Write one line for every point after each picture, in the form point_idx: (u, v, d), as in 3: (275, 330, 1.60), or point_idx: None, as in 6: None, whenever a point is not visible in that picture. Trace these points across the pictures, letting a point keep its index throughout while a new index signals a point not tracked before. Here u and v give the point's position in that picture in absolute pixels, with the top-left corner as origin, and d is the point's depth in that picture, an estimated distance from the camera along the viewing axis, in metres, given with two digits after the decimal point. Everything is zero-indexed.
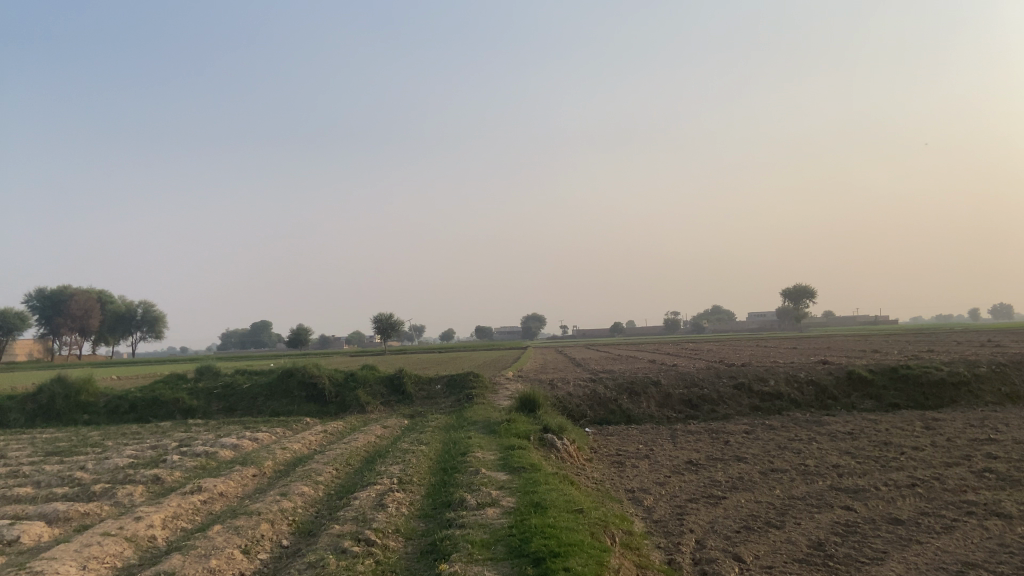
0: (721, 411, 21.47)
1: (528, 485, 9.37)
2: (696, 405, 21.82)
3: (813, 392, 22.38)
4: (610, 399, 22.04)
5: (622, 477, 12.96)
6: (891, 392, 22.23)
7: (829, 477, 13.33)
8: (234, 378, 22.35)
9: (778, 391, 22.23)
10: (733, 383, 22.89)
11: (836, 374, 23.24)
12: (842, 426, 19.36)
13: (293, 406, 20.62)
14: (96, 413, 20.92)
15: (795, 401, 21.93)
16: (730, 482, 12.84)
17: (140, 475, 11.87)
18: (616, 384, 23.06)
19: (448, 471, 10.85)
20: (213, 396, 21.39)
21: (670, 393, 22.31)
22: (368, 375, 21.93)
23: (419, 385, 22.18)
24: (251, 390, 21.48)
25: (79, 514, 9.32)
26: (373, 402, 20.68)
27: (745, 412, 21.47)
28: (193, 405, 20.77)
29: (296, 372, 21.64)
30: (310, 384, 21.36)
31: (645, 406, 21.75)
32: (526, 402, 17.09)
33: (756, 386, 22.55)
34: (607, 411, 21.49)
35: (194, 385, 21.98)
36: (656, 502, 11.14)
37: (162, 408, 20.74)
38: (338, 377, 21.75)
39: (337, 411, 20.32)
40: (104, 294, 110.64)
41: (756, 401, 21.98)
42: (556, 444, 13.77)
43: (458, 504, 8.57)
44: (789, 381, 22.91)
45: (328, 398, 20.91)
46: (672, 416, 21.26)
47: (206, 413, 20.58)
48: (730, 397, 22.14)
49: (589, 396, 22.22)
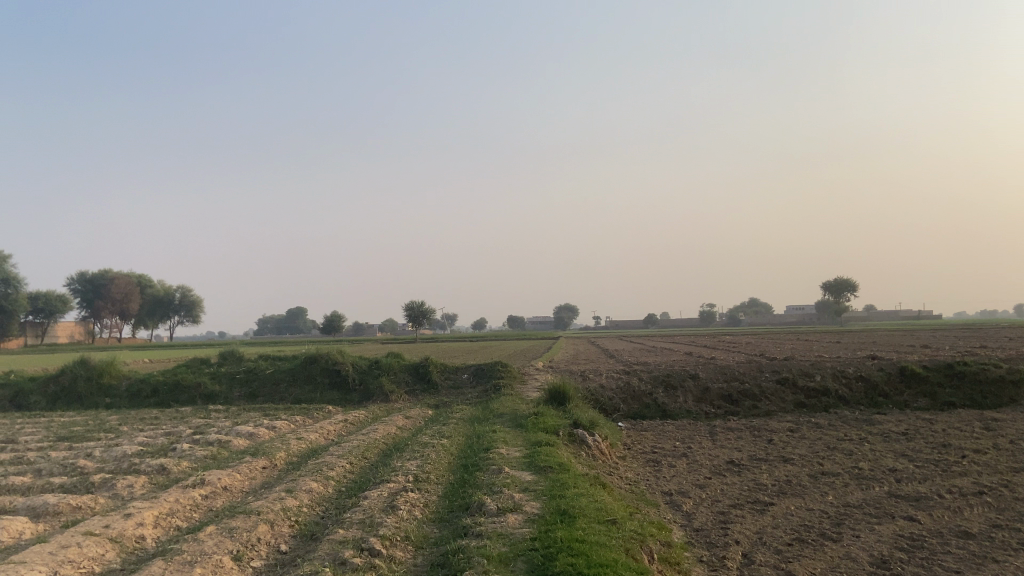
0: (763, 407, 20.36)
1: (554, 487, 8.46)
2: (737, 400, 20.74)
3: (862, 389, 21.17)
4: (645, 393, 21.05)
5: (658, 479, 12.02)
6: (946, 390, 20.94)
7: (886, 484, 12.24)
8: (257, 363, 21.77)
9: (825, 388, 21.07)
10: (776, 378, 21.76)
11: (887, 370, 22.00)
12: (895, 426, 18.18)
13: (315, 394, 19.97)
14: (117, 397, 20.47)
15: (842, 398, 20.76)
16: (776, 488, 11.82)
17: (145, 464, 11.20)
18: (652, 377, 22.05)
19: (468, 469, 9.98)
20: (235, 381, 20.82)
21: (709, 387, 21.24)
22: (393, 363, 21.20)
23: (445, 374, 21.42)
24: (274, 375, 20.89)
25: (70, 508, 8.63)
26: (398, 391, 19.95)
27: (789, 409, 20.36)
28: (214, 391, 20.22)
29: (320, 358, 21.03)
30: (334, 370, 20.70)
31: (683, 401, 20.72)
32: (556, 395, 16.17)
33: (801, 382, 21.40)
34: (642, 405, 20.51)
35: (217, 370, 21.44)
36: (697, 508, 10.18)
37: (183, 393, 20.22)
38: (362, 364, 21.06)
39: (361, 399, 19.62)
40: (143, 278, 111.87)
41: (800, 397, 20.84)
42: (586, 441, 12.85)
43: (476, 508, 7.70)
44: (835, 376, 21.72)
45: (352, 385, 20.23)
46: (711, 411, 20.21)
47: (228, 399, 20.01)
48: (773, 393, 21.02)
49: (623, 388, 21.26)
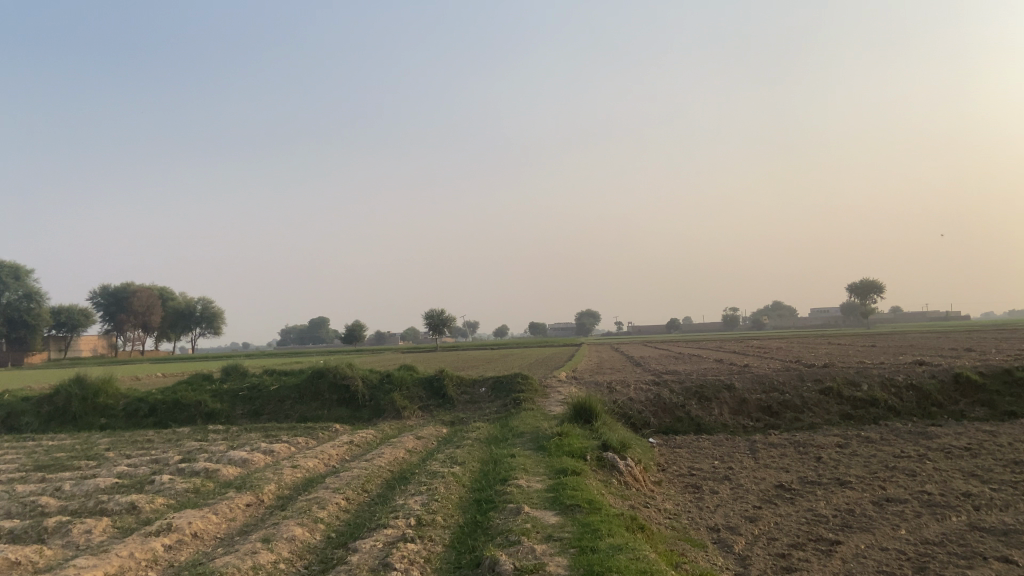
0: (806, 420, 18.73)
1: (583, 536, 6.95)
2: (777, 413, 19.13)
3: (915, 399, 19.46)
4: (677, 405, 19.47)
5: (702, 511, 10.49)
6: (1007, 398, 19.17)
7: (965, 513, 10.60)
8: (261, 379, 20.41)
9: (873, 398, 19.40)
10: (819, 387, 20.09)
11: (940, 377, 20.26)
12: (956, 440, 16.49)
13: (322, 411, 18.61)
14: (114, 417, 19.23)
15: (893, 409, 19.08)
16: (839, 520, 10.25)
17: (115, 502, 9.86)
18: (684, 388, 20.47)
19: (481, 508, 8.47)
20: (238, 398, 19.49)
21: (746, 399, 19.64)
22: (406, 377, 19.78)
23: (461, 388, 19.95)
24: (279, 392, 19.53)
25: (7, 565, 7.26)
26: (410, 407, 18.54)
27: (835, 421, 18.71)
28: (216, 409, 18.90)
29: (327, 373, 19.67)
30: (342, 386, 19.34)
31: (718, 414, 19.12)
32: (581, 411, 14.64)
33: (847, 391, 19.73)
34: (674, 419, 18.95)
35: (218, 386, 20.14)
36: (751, 550, 8.65)
37: (183, 412, 18.92)
38: (372, 379, 19.66)
39: (371, 417, 18.25)
40: (164, 291, 111.67)
41: (847, 408, 19.18)
42: (617, 467, 11.30)
43: (488, 568, 6.22)
44: (884, 385, 20.03)
45: (361, 401, 18.86)
46: (749, 425, 18.61)
47: (230, 418, 18.69)
48: (816, 404, 19.37)
49: (653, 400, 19.70)
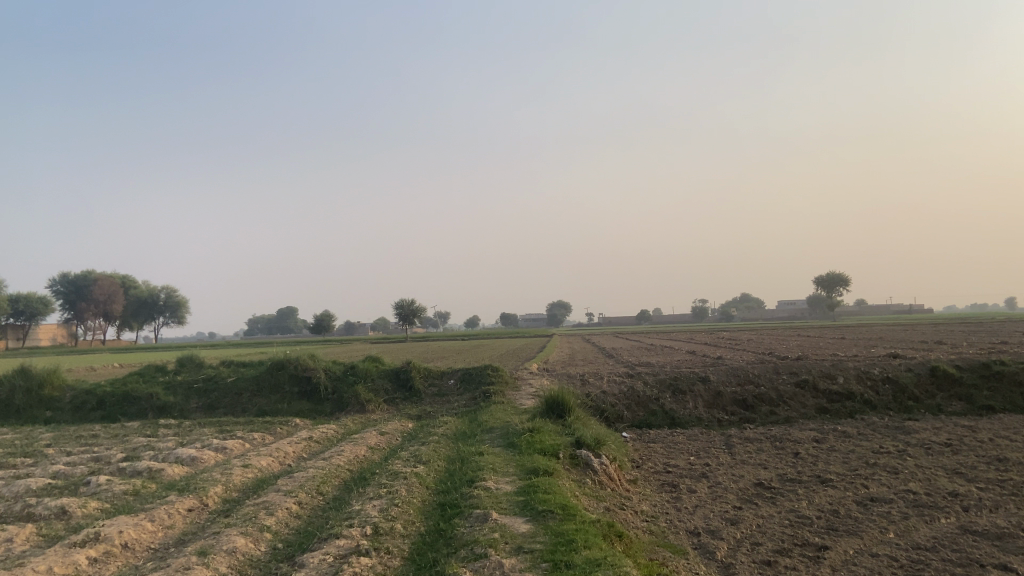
0: (782, 414, 18.27)
1: (557, 548, 6.28)
2: (752, 406, 18.65)
3: (891, 393, 19.12)
4: (650, 399, 18.92)
5: (680, 513, 9.89)
6: (983, 393, 18.90)
7: (954, 515, 10.12)
8: (218, 371, 19.48)
9: (849, 391, 19.02)
10: (795, 380, 19.67)
11: (916, 370, 19.95)
12: (935, 435, 16.12)
13: (282, 404, 17.77)
14: (60, 410, 18.21)
15: (870, 403, 18.71)
16: (824, 522, 9.70)
17: (44, 506, 9.01)
18: (657, 380, 19.91)
19: (445, 514, 7.76)
20: (192, 391, 18.55)
21: (721, 392, 19.15)
22: (370, 368, 18.99)
23: (429, 380, 19.21)
24: (236, 384, 18.64)
25: None
26: (375, 401, 17.77)
27: (811, 415, 18.29)
28: (168, 402, 17.97)
29: (287, 364, 18.82)
30: (303, 378, 18.50)
31: (692, 407, 18.60)
32: (553, 405, 13.98)
33: (823, 384, 19.33)
34: (647, 413, 18.39)
35: (172, 378, 19.18)
36: (735, 557, 8.06)
37: (133, 406, 17.97)
38: (335, 370, 18.85)
39: (333, 411, 17.46)
40: (127, 279, 109.16)
41: (823, 402, 18.77)
42: (591, 465, 10.67)
43: None
44: (860, 378, 19.66)
45: (323, 394, 18.06)
46: (724, 419, 18.11)
47: (183, 412, 17.77)
48: (792, 398, 18.93)
49: (625, 393, 19.13)
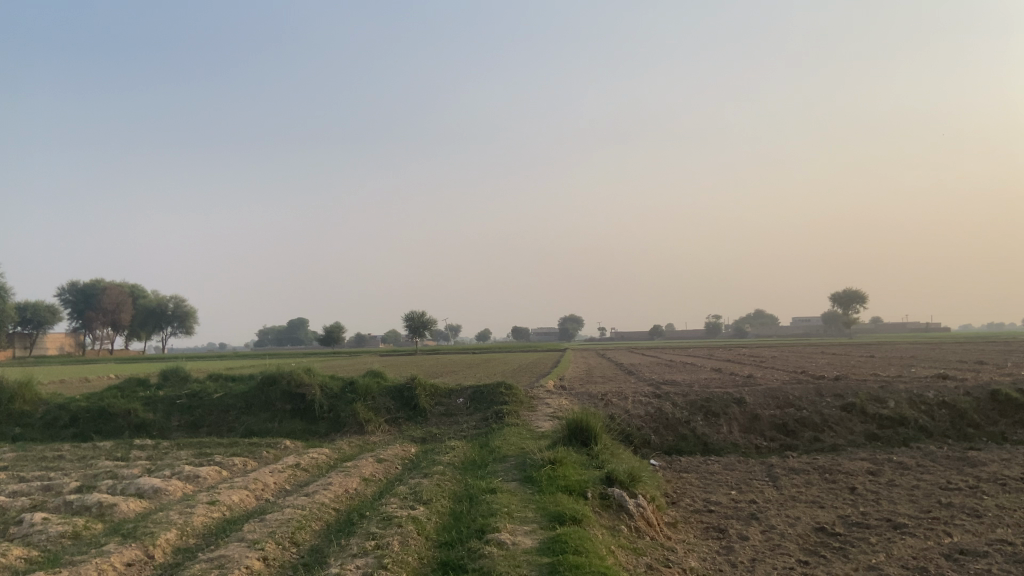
0: (827, 441, 16.41)
1: None
2: (794, 432, 16.80)
3: (948, 419, 17.22)
4: (680, 421, 17.08)
5: (736, 569, 8.10)
6: None
7: None
8: (204, 385, 17.77)
9: (902, 416, 17.14)
10: (840, 404, 17.76)
11: (975, 394, 18.04)
12: (1007, 469, 14.22)
13: (272, 424, 16.05)
14: (29, 427, 16.53)
15: (925, 430, 16.82)
16: None
17: None
18: (688, 402, 18.06)
19: None
20: (175, 408, 16.84)
21: (759, 415, 17.28)
22: (371, 385, 17.21)
23: (435, 399, 17.42)
24: (223, 400, 16.93)
25: None
26: (375, 421, 16.02)
27: (860, 442, 16.41)
28: (148, 420, 16.26)
29: (280, 380, 17.10)
30: (297, 395, 16.78)
31: (727, 432, 16.75)
32: (577, 431, 12.13)
33: (872, 408, 17.43)
34: (677, 438, 16.56)
35: (154, 393, 17.47)
36: None
37: (109, 423, 16.28)
38: (332, 387, 17.11)
39: (328, 432, 15.73)
40: (135, 288, 108.06)
41: (873, 428, 16.87)
42: (626, 507, 8.84)
43: None
44: (913, 401, 17.77)
45: (318, 413, 16.33)
46: (763, 446, 16.27)
47: (164, 431, 16.07)
48: (837, 423, 17.05)
49: (652, 415, 17.29)
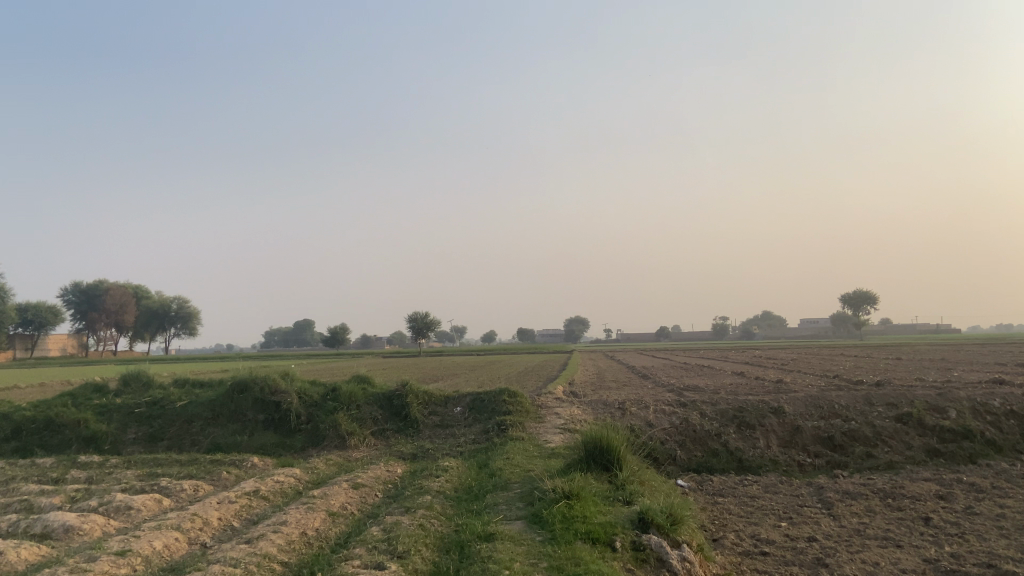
0: (881, 457, 14.20)
1: None
2: (841, 447, 14.59)
3: (1019, 432, 14.97)
4: (710, 435, 14.87)
5: None
6: None
7: None
8: (168, 392, 15.65)
9: (965, 429, 14.90)
10: (894, 415, 15.53)
11: None
12: None
13: (241, 436, 13.95)
14: None
15: (994, 445, 14.57)
16: None
17: None
18: (718, 411, 15.85)
19: None
20: (132, 418, 14.73)
21: (800, 428, 15.08)
22: (357, 392, 15.06)
23: (430, 408, 15.25)
24: (186, 410, 14.80)
25: None
26: (359, 434, 13.87)
27: (920, 459, 14.19)
28: (99, 432, 14.16)
29: (252, 386, 14.99)
30: (271, 404, 14.70)
31: (764, 447, 14.54)
32: (595, 452, 9.90)
33: (930, 420, 15.21)
34: (707, 454, 14.38)
35: (110, 401, 15.34)
36: None
37: (56, 436, 14.17)
38: (312, 395, 14.97)
39: (305, 447, 13.62)
40: (139, 289, 106.45)
41: (933, 443, 14.63)
42: (666, 563, 6.67)
43: None
44: (977, 412, 15.52)
45: (294, 425, 14.23)
46: (807, 464, 14.06)
47: (117, 446, 13.97)
48: (891, 436, 14.82)
49: (678, 427, 15.10)
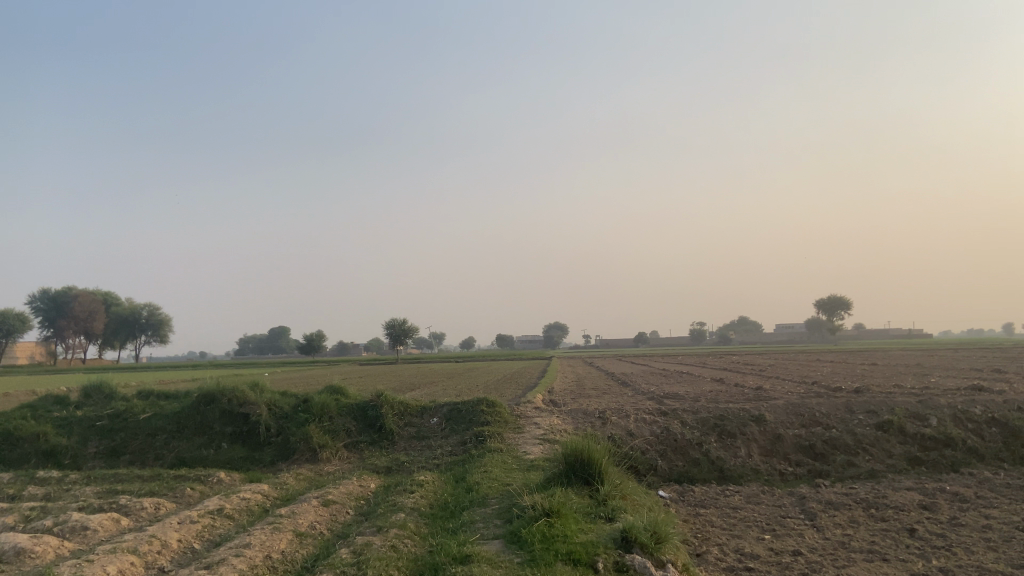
0: (863, 466, 14.01)
1: None
2: (823, 456, 14.39)
3: (1000, 439, 14.86)
4: (691, 444, 14.61)
5: None
6: None
7: None
8: (132, 403, 15.12)
9: (946, 437, 14.77)
10: (875, 422, 15.37)
11: None
12: None
13: (208, 450, 13.47)
14: None
15: (975, 453, 14.44)
16: None
17: None
18: (699, 420, 15.60)
19: None
20: (94, 431, 14.18)
21: (782, 437, 14.86)
22: (329, 403, 14.62)
23: (404, 419, 14.84)
24: (151, 422, 14.28)
25: None
26: (331, 446, 13.44)
27: (902, 468, 14.02)
28: (59, 446, 13.60)
29: (220, 398, 14.50)
30: (239, 416, 14.22)
31: (746, 457, 14.30)
32: (576, 466, 9.57)
33: (911, 428, 15.06)
34: (688, 464, 14.12)
35: (71, 413, 14.78)
36: None
37: (13, 451, 13.60)
38: (282, 406, 14.52)
39: (274, 460, 13.17)
40: (110, 296, 104.76)
41: (915, 451, 14.48)
42: None
43: None
44: (958, 420, 15.40)
45: (263, 438, 13.76)
46: (790, 474, 13.83)
47: (78, 461, 13.43)
48: (873, 444, 14.64)
49: (659, 437, 14.82)
